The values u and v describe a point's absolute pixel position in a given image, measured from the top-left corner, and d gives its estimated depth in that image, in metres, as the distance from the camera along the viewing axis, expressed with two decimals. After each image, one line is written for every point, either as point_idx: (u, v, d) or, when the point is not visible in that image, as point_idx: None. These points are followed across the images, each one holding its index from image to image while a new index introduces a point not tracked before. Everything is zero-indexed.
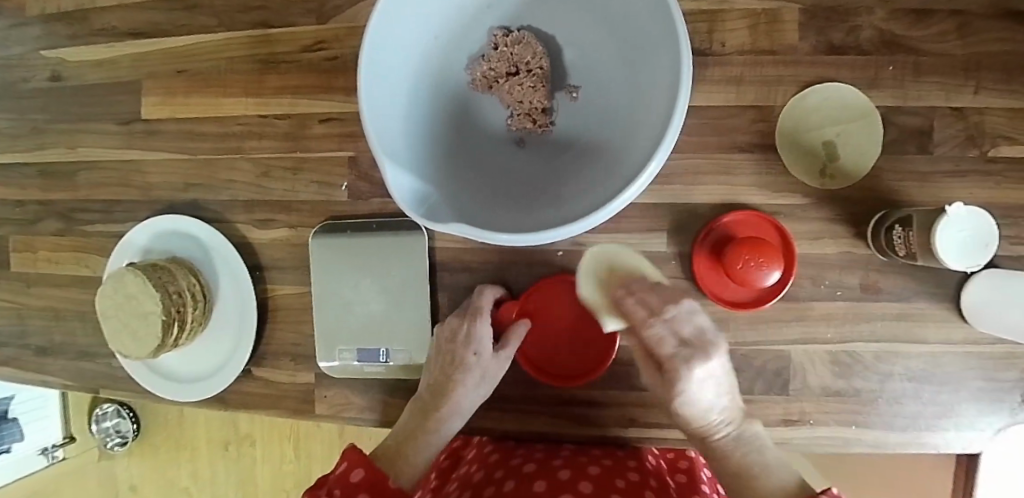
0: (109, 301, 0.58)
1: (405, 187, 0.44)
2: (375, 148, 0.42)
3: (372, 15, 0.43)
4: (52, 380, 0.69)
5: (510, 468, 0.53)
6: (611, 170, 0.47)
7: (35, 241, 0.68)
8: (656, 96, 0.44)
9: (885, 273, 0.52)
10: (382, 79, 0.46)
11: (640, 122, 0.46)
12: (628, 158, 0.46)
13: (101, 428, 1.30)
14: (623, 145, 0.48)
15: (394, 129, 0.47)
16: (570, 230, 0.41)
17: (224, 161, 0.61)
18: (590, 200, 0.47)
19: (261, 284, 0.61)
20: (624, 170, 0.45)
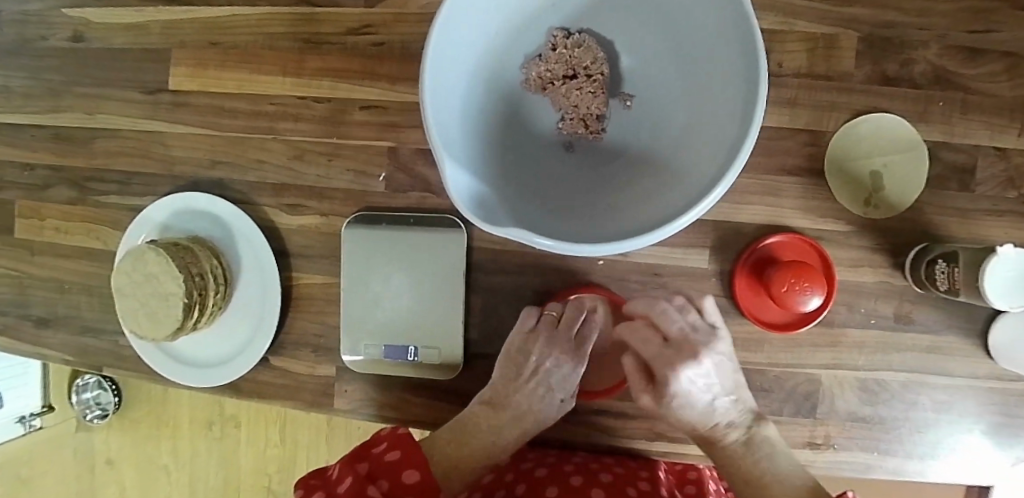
0: (127, 279, 0.55)
1: (462, 188, 0.43)
2: (436, 144, 0.40)
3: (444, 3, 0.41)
4: (52, 355, 0.67)
5: (522, 473, 0.53)
6: (668, 185, 0.47)
7: (44, 208, 0.66)
8: (722, 114, 0.44)
9: (918, 305, 0.53)
10: (444, 72, 0.44)
11: (702, 138, 0.46)
12: (687, 175, 0.46)
13: (80, 399, 1.27)
14: (680, 159, 0.47)
15: (451, 124, 0.45)
16: (631, 245, 0.40)
17: (256, 141, 0.59)
18: (644, 213, 0.46)
19: (287, 271, 0.59)
20: (684, 185, 0.45)
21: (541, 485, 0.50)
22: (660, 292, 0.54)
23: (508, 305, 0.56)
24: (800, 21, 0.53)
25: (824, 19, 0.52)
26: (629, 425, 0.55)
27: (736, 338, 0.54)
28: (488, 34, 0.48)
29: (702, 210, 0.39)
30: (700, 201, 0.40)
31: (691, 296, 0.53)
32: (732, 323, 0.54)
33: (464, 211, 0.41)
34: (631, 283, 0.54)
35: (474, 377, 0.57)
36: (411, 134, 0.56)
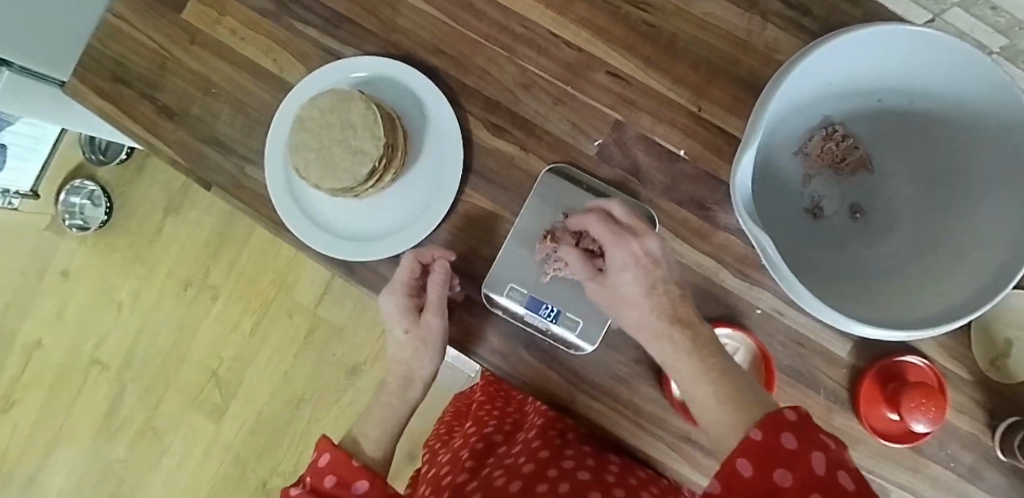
0: (321, 115, 0.52)
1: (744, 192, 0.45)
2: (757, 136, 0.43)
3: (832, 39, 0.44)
4: (163, 150, 0.63)
5: (514, 467, 0.54)
6: (885, 298, 0.51)
7: (230, 5, 0.62)
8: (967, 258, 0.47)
9: (998, 469, 0.57)
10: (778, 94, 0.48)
11: (929, 272, 0.50)
12: (907, 297, 0.49)
13: (68, 201, 1.17)
14: (891, 280, 0.52)
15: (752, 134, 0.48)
16: (864, 332, 0.44)
17: (489, 51, 0.57)
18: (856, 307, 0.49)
19: (463, 186, 0.57)
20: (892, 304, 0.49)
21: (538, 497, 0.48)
22: (795, 360, 0.56)
23: None
24: None
25: None
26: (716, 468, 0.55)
27: (840, 428, 0.56)
28: (806, 96, 0.52)
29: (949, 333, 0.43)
30: (938, 327, 0.44)
31: (818, 375, 0.56)
32: (843, 416, 0.56)
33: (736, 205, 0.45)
34: (776, 343, 0.56)
35: (593, 363, 0.56)
36: (642, 119, 0.56)
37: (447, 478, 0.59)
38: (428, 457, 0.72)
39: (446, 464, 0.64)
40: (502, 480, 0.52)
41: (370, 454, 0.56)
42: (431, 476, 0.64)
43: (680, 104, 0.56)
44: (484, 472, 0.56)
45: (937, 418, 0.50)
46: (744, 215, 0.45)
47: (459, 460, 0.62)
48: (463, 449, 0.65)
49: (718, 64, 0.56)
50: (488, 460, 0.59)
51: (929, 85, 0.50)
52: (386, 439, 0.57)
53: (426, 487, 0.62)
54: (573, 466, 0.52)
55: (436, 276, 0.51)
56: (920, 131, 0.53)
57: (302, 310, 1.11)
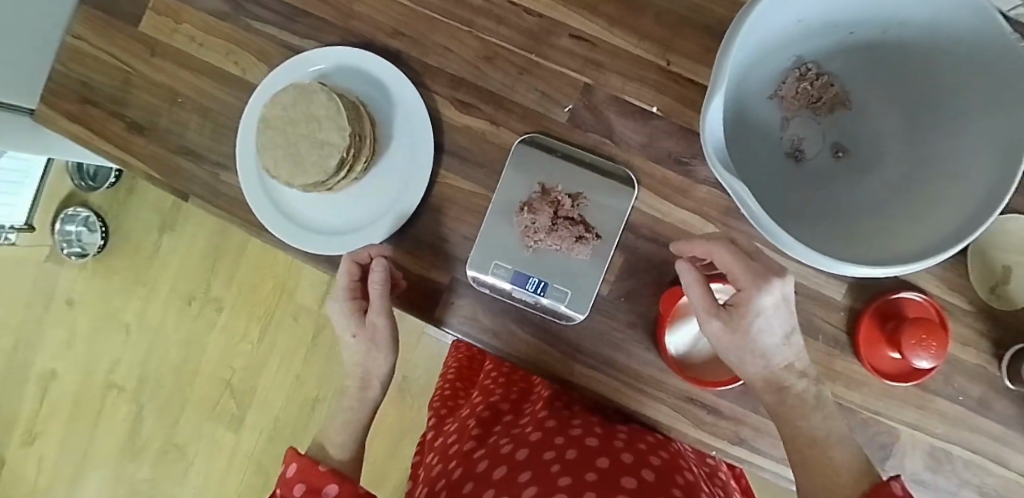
0: (284, 112, 0.52)
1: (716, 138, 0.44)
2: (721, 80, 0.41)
3: None
4: (135, 165, 0.62)
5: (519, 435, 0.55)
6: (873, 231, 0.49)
7: (186, 11, 0.61)
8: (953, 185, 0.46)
9: (1006, 396, 0.56)
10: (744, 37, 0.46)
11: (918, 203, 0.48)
12: (896, 229, 0.48)
13: (64, 229, 1.18)
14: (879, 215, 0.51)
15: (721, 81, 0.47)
16: (852, 271, 0.43)
17: (449, 28, 0.56)
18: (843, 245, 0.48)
19: (437, 168, 0.56)
20: (881, 239, 0.48)
21: (546, 465, 0.48)
22: None
23: (645, 272, 0.55)
24: None
25: None
26: (719, 423, 0.55)
27: (842, 372, 0.56)
28: (773, 37, 0.51)
29: (941, 260, 0.41)
30: (928, 258, 0.43)
31: (815, 320, 0.55)
32: (844, 359, 0.55)
33: (706, 150, 0.44)
34: None
35: (585, 332, 0.55)
36: (611, 79, 0.55)
37: (453, 448, 0.60)
38: (434, 424, 0.72)
39: (452, 435, 0.63)
40: (510, 448, 0.53)
41: (336, 458, 0.56)
42: (438, 446, 0.64)
43: (648, 60, 0.55)
44: (492, 440, 0.57)
45: (938, 352, 0.49)
46: (718, 164, 0.43)
47: (467, 430, 0.62)
48: (469, 419, 0.65)
49: (684, 14, 0.55)
50: (495, 428, 0.60)
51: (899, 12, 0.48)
52: (352, 440, 0.57)
53: (433, 457, 0.62)
54: (579, 433, 0.53)
55: (373, 275, 0.51)
56: (895, 61, 0.52)
57: (305, 312, 1.12)
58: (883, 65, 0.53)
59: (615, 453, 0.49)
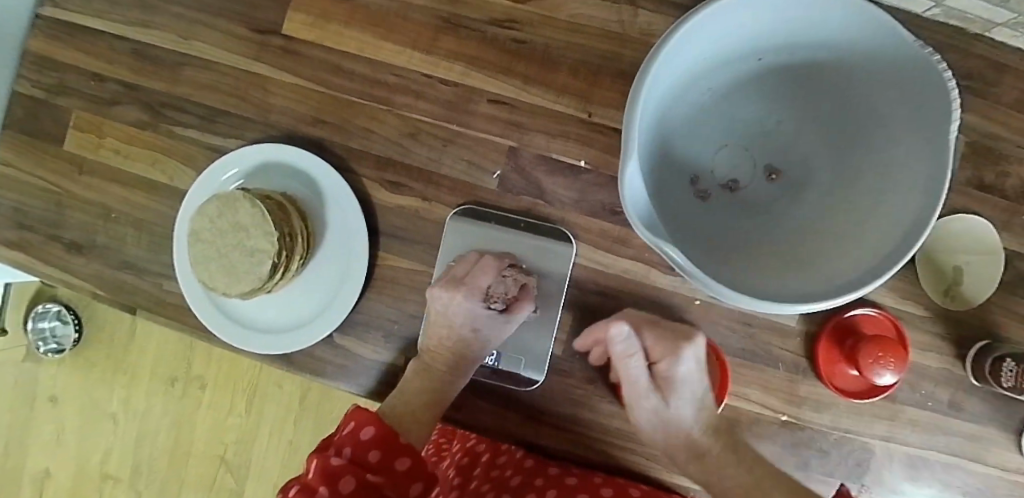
0: (211, 224, 0.51)
1: (636, 201, 0.42)
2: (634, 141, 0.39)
3: (693, 17, 0.40)
4: (75, 285, 0.60)
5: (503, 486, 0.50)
6: (810, 255, 0.48)
7: (106, 126, 0.59)
8: (893, 196, 0.45)
9: (970, 395, 0.57)
10: (656, 83, 0.44)
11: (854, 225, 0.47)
12: (835, 250, 0.47)
13: (36, 327, 1.16)
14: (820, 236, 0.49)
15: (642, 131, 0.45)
16: (796, 311, 0.40)
17: (368, 109, 0.56)
18: (791, 278, 0.46)
19: (375, 250, 0.56)
20: (823, 264, 0.46)
21: None
22: (747, 340, 0.55)
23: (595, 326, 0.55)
24: None
25: None
26: None
27: (808, 396, 0.55)
28: (686, 72, 0.49)
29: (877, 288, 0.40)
30: (866, 285, 0.41)
31: (773, 350, 0.55)
32: (807, 383, 0.55)
33: (630, 216, 0.42)
34: (722, 328, 0.55)
35: (546, 394, 0.55)
36: (535, 139, 0.55)
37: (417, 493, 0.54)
38: None
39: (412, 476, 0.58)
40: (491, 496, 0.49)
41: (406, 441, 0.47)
42: None
43: (568, 115, 0.55)
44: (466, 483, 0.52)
45: (903, 362, 0.50)
46: (645, 230, 0.42)
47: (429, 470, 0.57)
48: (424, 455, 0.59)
49: (597, 63, 0.55)
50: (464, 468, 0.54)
51: (802, 41, 0.48)
52: None
53: None
54: (559, 474, 0.52)
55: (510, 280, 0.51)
56: (812, 82, 0.52)
57: (290, 381, 1.11)
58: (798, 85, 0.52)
59: (597, 491, 0.49)
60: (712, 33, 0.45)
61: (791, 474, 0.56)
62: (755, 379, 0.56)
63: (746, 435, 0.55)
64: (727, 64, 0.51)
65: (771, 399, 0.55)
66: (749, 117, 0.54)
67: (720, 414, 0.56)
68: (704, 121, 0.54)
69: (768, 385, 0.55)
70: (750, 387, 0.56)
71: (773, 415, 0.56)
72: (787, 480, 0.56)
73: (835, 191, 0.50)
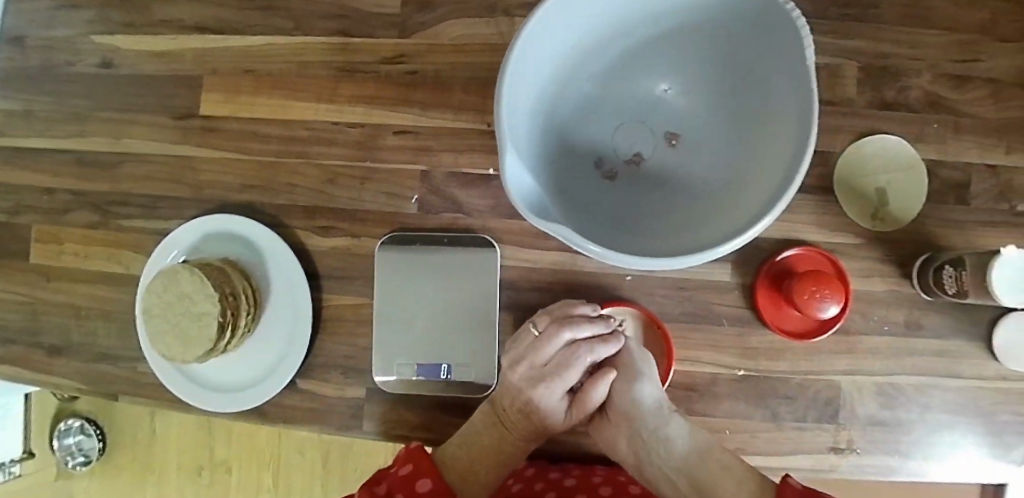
0: (159, 299, 0.55)
1: (523, 194, 0.44)
2: (502, 140, 0.41)
3: (534, 14, 0.42)
4: (63, 384, 0.64)
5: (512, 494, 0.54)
6: (716, 208, 0.49)
7: (62, 233, 0.64)
8: (776, 134, 0.45)
9: (927, 311, 0.56)
10: (522, 81, 0.46)
11: (751, 169, 0.48)
12: (736, 198, 0.48)
13: (62, 445, 1.20)
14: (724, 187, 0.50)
15: (521, 129, 0.47)
16: (694, 263, 0.42)
17: (289, 165, 0.60)
18: (699, 233, 0.48)
19: (318, 293, 0.59)
20: (727, 213, 0.47)
21: None
22: (687, 304, 0.56)
23: None
24: None
25: (828, 49, 0.57)
26: None
27: (760, 346, 0.56)
28: (560, 64, 0.51)
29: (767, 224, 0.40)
30: (757, 224, 0.41)
31: (716, 308, 0.56)
32: (757, 333, 0.56)
33: (525, 214, 0.44)
34: (659, 297, 0.56)
35: None
36: (444, 158, 0.58)
37: None
38: None
39: None
40: None
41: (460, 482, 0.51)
42: None
43: (470, 129, 0.58)
44: None
45: (838, 294, 0.51)
46: (536, 218, 0.44)
47: None
48: None
49: (485, 76, 0.58)
50: None
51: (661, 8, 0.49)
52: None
53: None
54: (558, 476, 0.55)
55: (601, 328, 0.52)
56: None
57: (309, 445, 1.14)
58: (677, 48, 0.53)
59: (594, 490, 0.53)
60: (567, 23, 0.47)
61: (763, 427, 0.56)
62: (704, 341, 0.56)
63: (708, 396, 0.56)
64: (601, 49, 0.52)
65: (725, 357, 0.56)
66: (637, 91, 0.55)
67: (678, 381, 0.56)
68: (597, 105, 0.55)
69: (719, 343, 0.56)
70: (702, 349, 0.56)
71: (731, 372, 0.56)
72: (762, 433, 0.56)
73: (732, 141, 0.51)
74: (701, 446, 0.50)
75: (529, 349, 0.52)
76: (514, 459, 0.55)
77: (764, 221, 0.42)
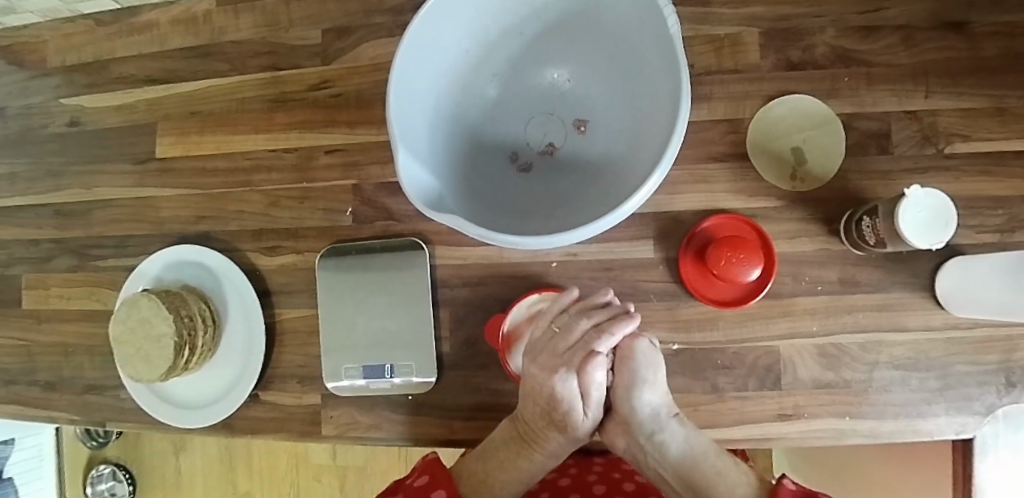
0: (122, 325, 0.59)
1: (421, 192, 0.47)
2: (392, 145, 0.44)
3: (409, 25, 0.45)
4: (58, 417, 0.69)
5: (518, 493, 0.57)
6: (617, 187, 0.51)
7: (49, 278, 0.70)
8: (661, 106, 0.48)
9: (861, 266, 0.55)
10: (411, 89, 0.49)
11: (645, 143, 0.50)
12: (633, 174, 0.50)
13: (95, 490, 1.24)
14: (626, 165, 0.52)
15: (417, 134, 0.50)
16: (580, 235, 0.44)
17: (235, 194, 0.65)
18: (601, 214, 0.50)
19: (270, 309, 0.63)
20: (625, 189, 0.49)
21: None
22: (612, 283, 0.57)
23: (471, 315, 0.59)
24: (704, 26, 0.58)
25: (725, 20, 0.58)
26: None
27: (691, 319, 0.56)
28: (453, 69, 0.54)
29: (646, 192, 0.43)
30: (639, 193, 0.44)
31: (641, 284, 0.57)
32: (686, 306, 0.56)
33: (415, 203, 0.45)
34: (585, 281, 0.58)
35: (448, 390, 0.58)
36: (371, 170, 0.61)
37: None
38: None
39: None
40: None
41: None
42: None
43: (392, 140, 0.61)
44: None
45: (758, 255, 0.51)
46: (434, 211, 0.46)
47: None
48: None
49: None
50: None
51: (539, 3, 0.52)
52: None
53: None
54: (555, 476, 0.57)
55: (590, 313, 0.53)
56: (576, 32, 0.55)
57: (324, 470, 1.17)
58: (566, 41, 0.56)
59: (588, 489, 0.54)
60: (450, 29, 0.50)
61: (704, 399, 0.56)
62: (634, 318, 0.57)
63: None
64: (493, 47, 0.55)
65: (656, 332, 0.57)
66: (538, 84, 0.57)
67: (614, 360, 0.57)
68: (503, 103, 0.58)
69: (648, 320, 0.57)
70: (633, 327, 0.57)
71: (665, 347, 0.56)
72: (703, 405, 0.56)
73: (629, 120, 0.53)
74: (692, 450, 0.49)
75: (551, 345, 0.53)
76: (534, 473, 0.54)
77: (647, 190, 0.44)
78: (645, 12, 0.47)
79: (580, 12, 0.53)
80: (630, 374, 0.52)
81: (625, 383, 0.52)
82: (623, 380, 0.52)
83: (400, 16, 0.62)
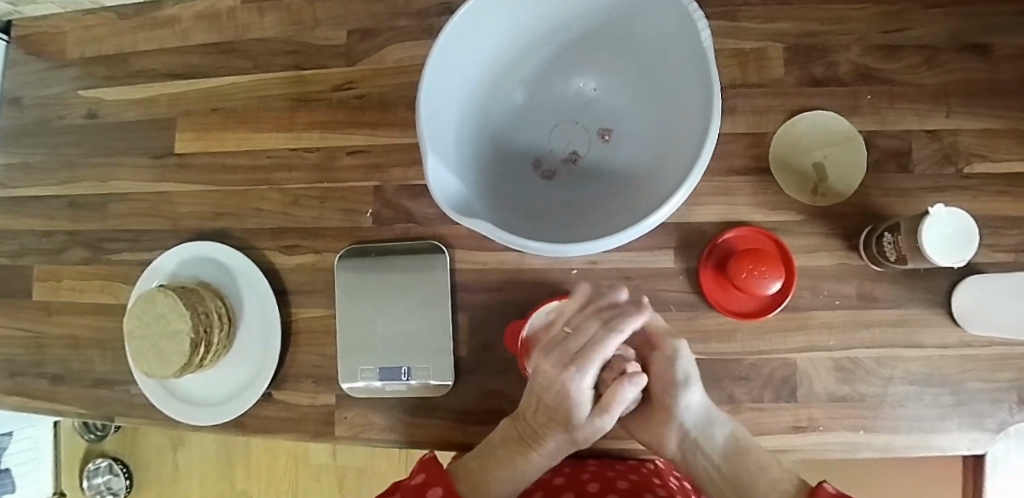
0: (137, 320, 0.59)
1: (450, 197, 0.47)
2: (423, 147, 0.45)
3: (443, 29, 0.46)
4: (65, 410, 0.69)
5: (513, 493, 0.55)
6: (642, 197, 0.51)
7: (61, 270, 0.70)
8: (690, 118, 0.48)
9: (879, 282, 0.56)
10: (442, 93, 0.49)
11: (672, 154, 0.50)
12: (659, 185, 0.50)
13: (91, 484, 1.23)
14: (652, 175, 0.52)
15: (446, 138, 0.50)
16: (611, 243, 0.44)
17: (255, 192, 0.65)
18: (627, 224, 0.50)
19: (287, 308, 0.63)
20: (651, 198, 0.50)
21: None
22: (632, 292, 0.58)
23: (490, 320, 0.59)
24: (730, 40, 0.59)
25: (751, 34, 0.58)
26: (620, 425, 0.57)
27: (709, 329, 0.56)
28: (483, 75, 0.55)
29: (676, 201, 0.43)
30: (671, 202, 0.44)
31: (661, 294, 0.57)
32: (704, 316, 0.57)
33: (444, 206, 0.45)
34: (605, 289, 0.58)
35: (464, 394, 0.58)
36: (393, 172, 0.61)
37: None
38: None
39: None
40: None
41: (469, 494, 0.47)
42: None
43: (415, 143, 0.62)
44: None
45: (779, 268, 0.51)
46: (463, 215, 0.46)
47: None
48: None
49: None
50: None
51: (569, 13, 0.53)
52: None
53: None
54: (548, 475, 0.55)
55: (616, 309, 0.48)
56: (603, 43, 0.55)
57: (325, 470, 1.16)
58: (593, 52, 0.56)
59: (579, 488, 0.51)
60: (483, 35, 0.51)
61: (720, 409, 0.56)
62: None
63: None
64: (521, 55, 0.56)
65: None
66: (564, 93, 0.58)
67: None
68: (528, 110, 0.59)
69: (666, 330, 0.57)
70: None
71: None
72: None
73: (655, 131, 0.54)
74: (738, 444, 0.48)
75: (562, 342, 0.47)
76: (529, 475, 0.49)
77: (679, 200, 0.44)
78: (676, 24, 0.47)
79: (608, 24, 0.53)
80: (671, 373, 0.50)
81: (667, 381, 0.50)
82: (664, 379, 0.50)
83: (427, 19, 0.62)
